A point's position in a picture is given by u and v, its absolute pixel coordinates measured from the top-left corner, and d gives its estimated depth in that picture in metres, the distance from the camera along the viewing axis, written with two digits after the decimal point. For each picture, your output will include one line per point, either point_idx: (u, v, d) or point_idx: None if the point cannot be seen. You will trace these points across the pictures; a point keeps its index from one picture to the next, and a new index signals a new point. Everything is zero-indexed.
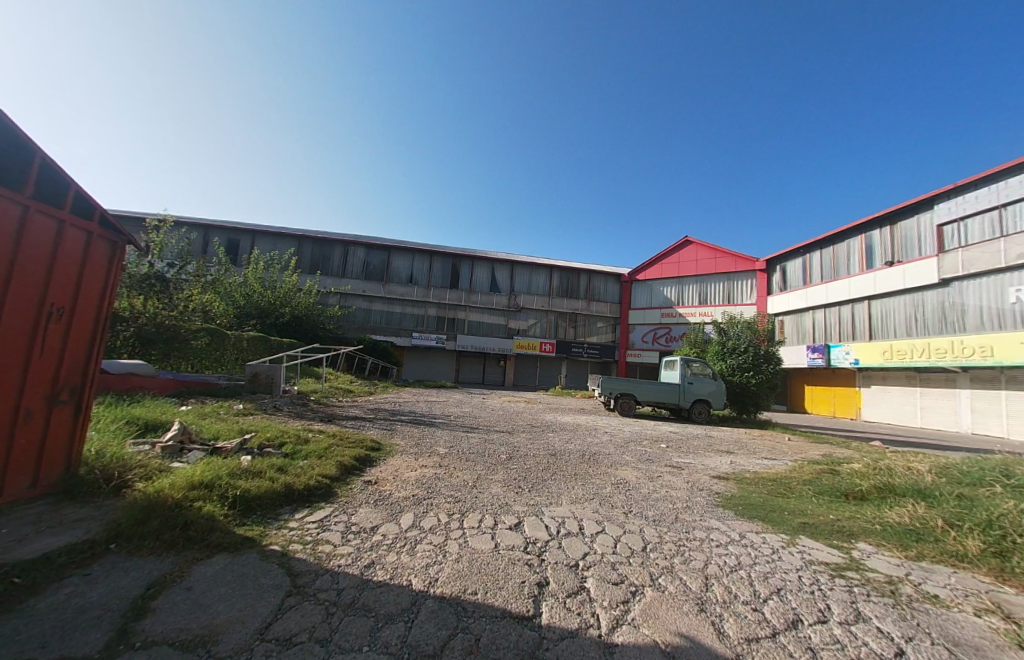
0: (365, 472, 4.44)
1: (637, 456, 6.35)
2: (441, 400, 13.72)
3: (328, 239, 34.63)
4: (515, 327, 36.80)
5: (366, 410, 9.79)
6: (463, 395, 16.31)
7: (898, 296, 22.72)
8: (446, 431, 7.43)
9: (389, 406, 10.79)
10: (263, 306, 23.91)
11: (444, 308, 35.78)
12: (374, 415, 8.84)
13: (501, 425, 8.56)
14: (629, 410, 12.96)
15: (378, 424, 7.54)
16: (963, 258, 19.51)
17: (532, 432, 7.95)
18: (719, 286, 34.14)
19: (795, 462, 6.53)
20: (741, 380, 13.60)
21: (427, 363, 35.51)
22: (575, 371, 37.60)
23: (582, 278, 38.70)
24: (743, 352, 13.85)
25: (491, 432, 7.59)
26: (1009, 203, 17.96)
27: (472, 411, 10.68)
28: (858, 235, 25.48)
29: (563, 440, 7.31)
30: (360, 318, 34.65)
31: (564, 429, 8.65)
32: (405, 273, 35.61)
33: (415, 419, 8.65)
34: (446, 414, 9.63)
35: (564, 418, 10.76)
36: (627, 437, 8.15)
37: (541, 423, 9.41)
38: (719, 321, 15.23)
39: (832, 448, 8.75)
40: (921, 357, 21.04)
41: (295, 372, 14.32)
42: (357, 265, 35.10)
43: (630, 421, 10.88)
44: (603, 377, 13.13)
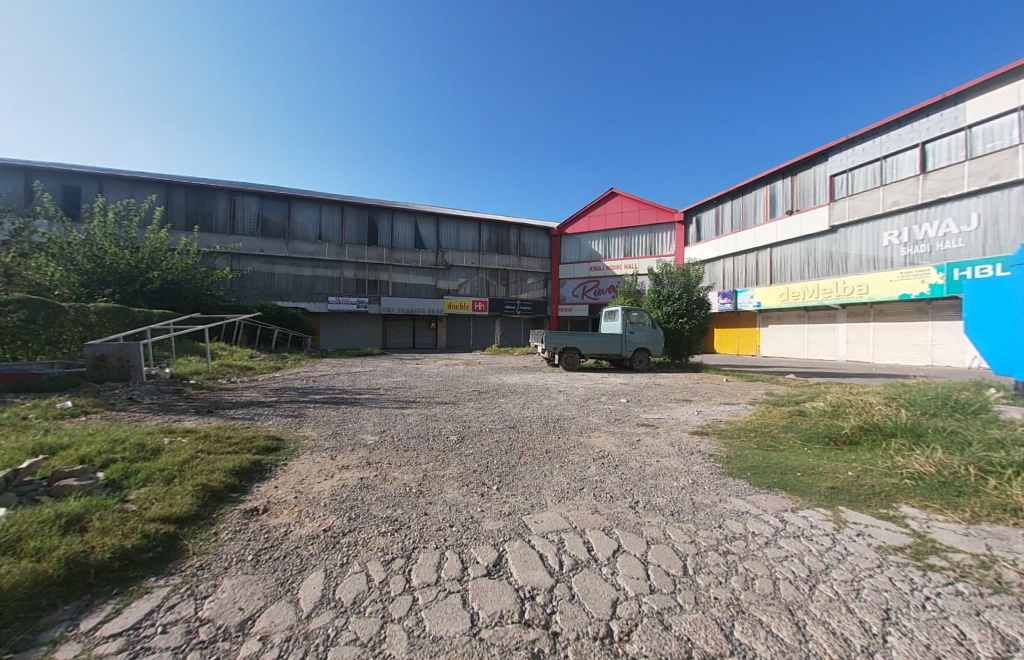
0: (249, 496, 2.91)
1: (603, 417, 5.60)
2: (366, 370, 11.87)
3: (207, 186, 28.19)
4: (445, 285, 34.60)
5: (265, 392, 7.77)
6: (392, 363, 14.54)
7: (795, 243, 25.22)
8: (373, 410, 5.94)
9: (298, 384, 8.81)
10: (122, 270, 18.68)
11: (364, 268, 32.11)
12: (276, 398, 6.94)
13: (440, 395, 7.27)
14: (574, 364, 12.40)
15: (280, 412, 5.79)
16: (850, 206, 21.95)
17: (478, 400, 6.81)
18: (643, 238, 35.18)
19: (755, 405, 6.33)
20: (676, 326, 13.80)
21: (349, 330, 32.16)
22: (509, 328, 37.14)
23: (512, 231, 37.18)
24: (677, 299, 13.98)
25: (430, 405, 6.31)
26: (889, 155, 20.34)
27: (405, 381, 9.19)
28: (765, 185, 27.39)
29: (517, 406, 6.30)
30: (262, 283, 29.59)
31: (513, 392, 7.68)
32: (313, 228, 30.87)
33: (332, 397, 6.97)
34: (372, 388, 8.03)
35: (510, 378, 9.82)
36: (582, 394, 7.44)
37: (486, 387, 8.34)
38: (653, 270, 15.15)
39: (770, 386, 9.05)
40: (811, 297, 23.92)
41: (168, 350, 11.25)
42: (250, 218, 29.38)
43: (577, 375, 10.35)
44: (546, 332, 12.34)
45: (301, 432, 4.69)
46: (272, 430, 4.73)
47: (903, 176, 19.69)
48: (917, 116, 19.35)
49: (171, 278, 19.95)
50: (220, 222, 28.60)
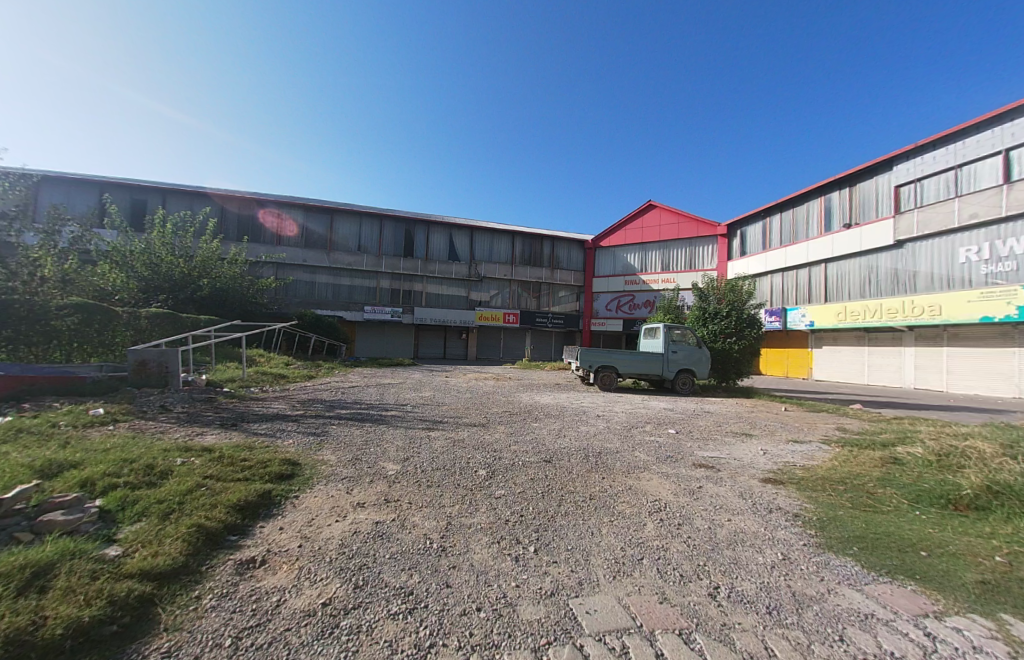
0: (249, 542, 2.52)
1: (652, 451, 4.93)
2: (395, 382, 11.69)
3: (257, 200, 29.86)
4: (476, 297, 34.60)
5: (293, 403, 7.65)
6: (421, 375, 14.35)
7: (854, 258, 23.21)
8: (398, 431, 5.56)
9: (327, 395, 8.66)
10: (176, 278, 19.81)
11: (399, 279, 32.73)
12: (303, 412, 6.77)
13: (469, 415, 6.81)
14: (610, 385, 11.76)
15: (302, 428, 5.53)
16: (918, 219, 19.93)
17: (509, 423, 6.31)
18: (682, 251, 33.80)
19: (831, 446, 5.41)
20: (723, 346, 12.75)
21: (382, 339, 32.72)
22: (539, 342, 36.54)
23: (545, 244, 36.87)
24: (725, 317, 12.95)
25: (458, 427, 5.86)
26: (965, 164, 18.32)
27: (433, 396, 8.84)
28: (818, 196, 25.59)
29: (552, 432, 5.75)
30: (303, 291, 30.74)
31: (547, 414, 7.12)
32: (352, 240, 31.91)
33: (360, 413, 6.69)
34: (399, 403, 7.72)
35: (543, 398, 9.25)
36: (624, 421, 6.75)
37: (518, 407, 7.84)
38: (698, 285, 14.19)
39: (839, 419, 7.93)
40: (873, 317, 21.80)
41: (208, 355, 11.56)
42: (295, 230, 30.77)
43: (614, 397, 9.64)
44: (581, 348, 11.73)
45: (321, 455, 4.35)
46: (289, 451, 4.42)
47: (982, 187, 17.62)
48: (999, 120, 17.40)
49: (221, 286, 21.06)
50: (268, 233, 30.12)
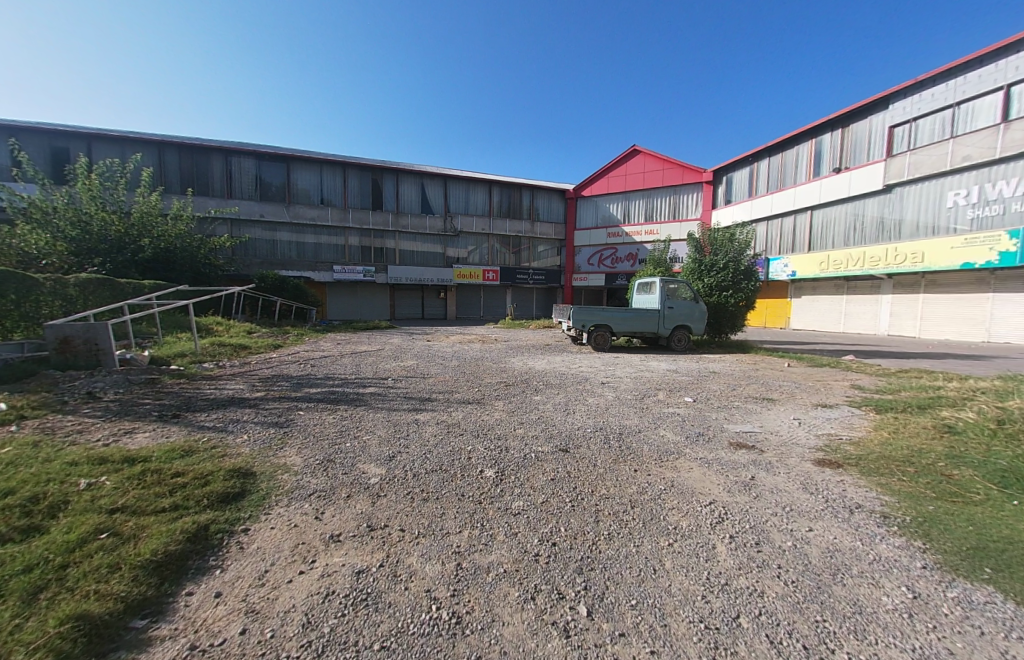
0: (164, 634, 1.64)
1: (679, 427, 4.31)
2: (373, 349, 10.68)
3: (199, 146, 26.17)
4: (454, 254, 32.77)
5: (254, 381, 6.60)
6: (401, 339, 13.33)
7: (841, 205, 22.80)
8: (381, 415, 4.70)
9: (295, 369, 7.62)
10: (112, 238, 17.28)
11: (370, 235, 30.40)
12: (266, 393, 5.78)
13: (461, 388, 6.00)
14: (604, 345, 11.03)
15: (263, 418, 4.60)
16: (910, 161, 19.40)
17: (509, 396, 5.55)
18: (666, 201, 32.60)
19: (864, 412, 4.98)
20: (719, 300, 12.26)
21: (356, 300, 30.94)
22: (522, 299, 35.68)
23: (524, 195, 34.75)
24: (721, 269, 12.34)
25: (451, 407, 5.05)
26: (964, 101, 17.47)
27: (417, 366, 7.95)
28: (809, 139, 24.55)
29: (560, 407, 5.03)
30: (264, 250, 28.14)
31: (547, 384, 6.40)
32: (314, 191, 28.94)
33: (334, 392, 5.77)
34: (380, 377, 6.81)
35: (538, 363, 8.53)
36: (632, 388, 6.12)
37: (513, 375, 7.07)
38: (694, 234, 13.39)
39: (849, 377, 7.61)
40: (855, 266, 21.86)
41: (153, 327, 10.09)
42: (248, 181, 27.51)
43: (613, 359, 9.04)
44: (575, 307, 10.91)
45: (282, 459, 3.45)
46: (242, 455, 3.49)
47: (978, 126, 16.99)
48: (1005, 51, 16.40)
49: (166, 245, 18.64)
50: (217, 185, 26.79)
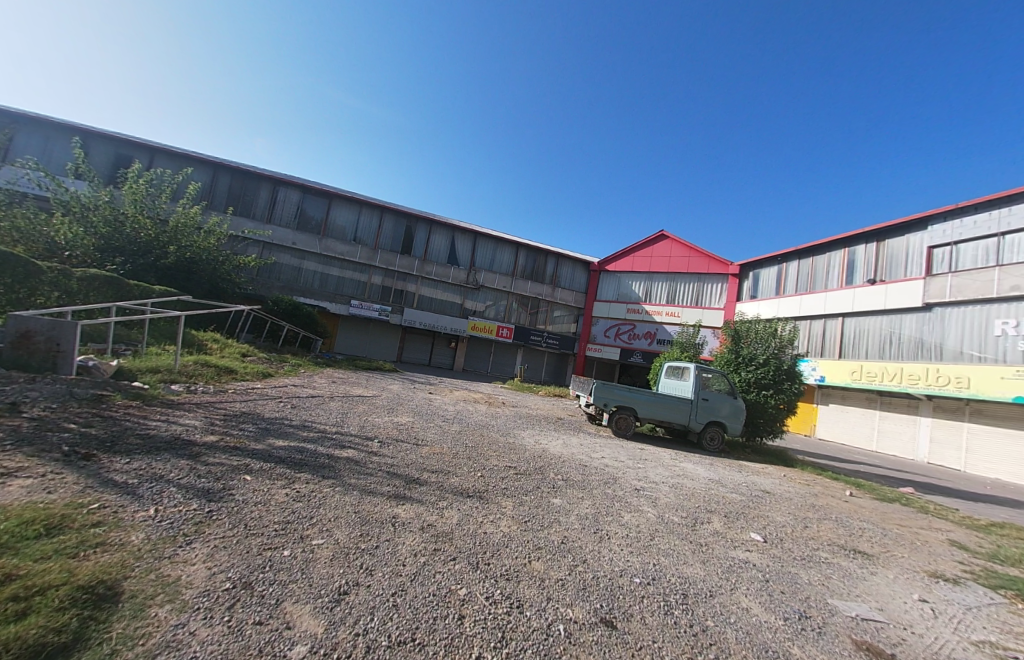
0: None
1: (763, 601, 2.94)
2: (367, 396, 9.54)
3: (253, 173, 27.62)
4: (472, 306, 32.57)
5: (214, 416, 5.45)
6: (400, 388, 12.20)
7: (875, 316, 22.13)
8: (347, 499, 3.46)
9: (271, 408, 6.48)
10: (139, 240, 16.90)
11: (393, 277, 30.64)
12: (220, 437, 4.62)
13: (459, 470, 4.73)
14: (627, 430, 9.69)
15: (196, 480, 3.41)
16: (952, 284, 18.97)
17: (519, 493, 4.26)
18: (690, 286, 32.57)
19: (1011, 601, 3.52)
20: (757, 398, 11.24)
21: (365, 337, 30.36)
22: (532, 361, 34.61)
23: (550, 261, 35.31)
24: (761, 365, 11.53)
25: (442, 501, 3.78)
26: (1008, 233, 17.36)
27: (412, 426, 6.74)
28: (841, 249, 24.68)
29: (586, 527, 3.70)
30: (287, 275, 28.30)
31: (566, 479, 5.08)
32: (348, 228, 29.80)
33: (302, 450, 4.59)
34: (363, 435, 5.59)
35: (552, 444, 7.22)
36: (676, 506, 4.80)
37: (523, 458, 5.77)
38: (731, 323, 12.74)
39: (941, 526, 6.09)
40: (891, 381, 20.59)
41: (140, 333, 9.24)
42: (289, 210, 28.57)
43: (639, 453, 7.69)
44: (599, 382, 9.79)
45: (174, 575, 2.21)
46: (116, 558, 2.26)
47: None
48: None
49: (192, 255, 18.05)
50: (258, 209, 27.79)
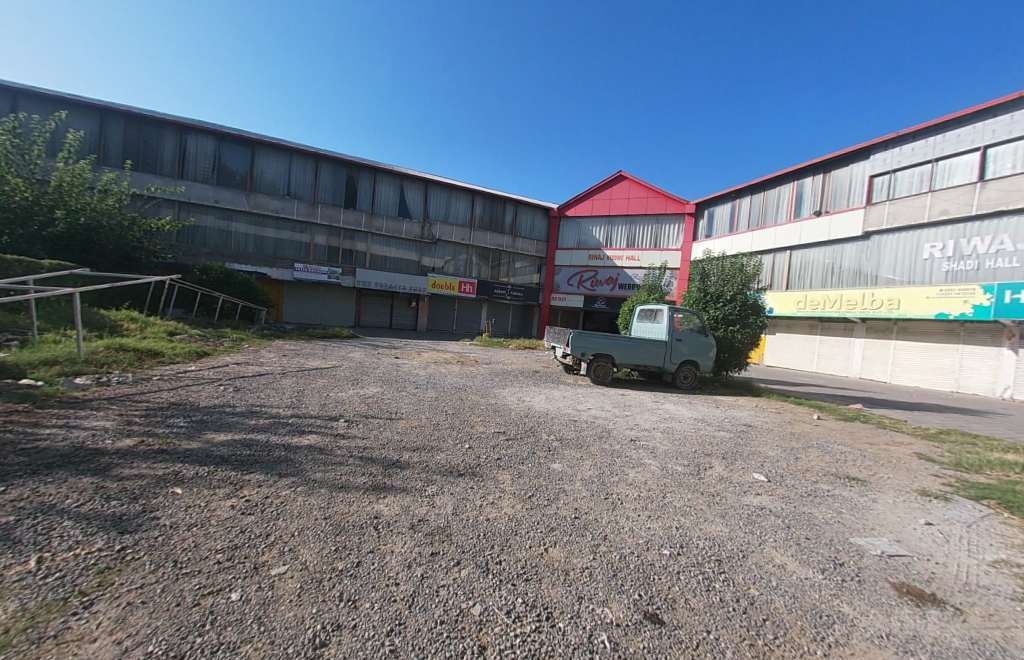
0: None
1: (794, 559, 2.75)
2: (326, 367, 8.60)
3: (150, 117, 23.06)
4: (430, 262, 30.85)
5: (132, 411, 4.43)
6: (362, 355, 11.24)
7: (820, 247, 23.25)
8: (313, 503, 2.80)
9: (208, 393, 5.47)
10: (10, 205, 13.50)
11: (339, 235, 27.98)
12: (138, 439, 3.68)
13: (443, 444, 4.17)
14: (605, 377, 9.53)
15: (104, 504, 2.57)
16: (889, 211, 19.99)
17: (514, 463, 3.80)
18: (649, 228, 32.53)
19: (996, 511, 3.70)
20: (725, 334, 11.49)
21: (317, 303, 28.09)
22: (498, 314, 34.05)
23: (508, 209, 33.69)
24: (728, 301, 11.65)
25: (430, 486, 3.22)
26: (942, 158, 18.22)
27: (381, 398, 6.02)
28: (790, 182, 25.22)
29: (596, 494, 3.34)
30: (214, 240, 24.89)
31: (560, 438, 4.69)
32: (280, 182, 26.29)
33: (250, 443, 3.79)
34: (325, 415, 4.83)
35: (536, 400, 6.83)
36: (676, 454, 4.64)
37: (510, 420, 5.32)
38: (697, 261, 12.67)
39: (902, 440, 6.56)
40: (833, 308, 22.15)
41: (26, 317, 7.50)
42: (204, 162, 24.52)
43: (623, 400, 7.53)
44: (576, 331, 9.42)
45: None
46: None
47: (955, 183, 17.67)
48: (984, 115, 17.09)
49: (87, 221, 14.52)
50: (165, 162, 23.56)
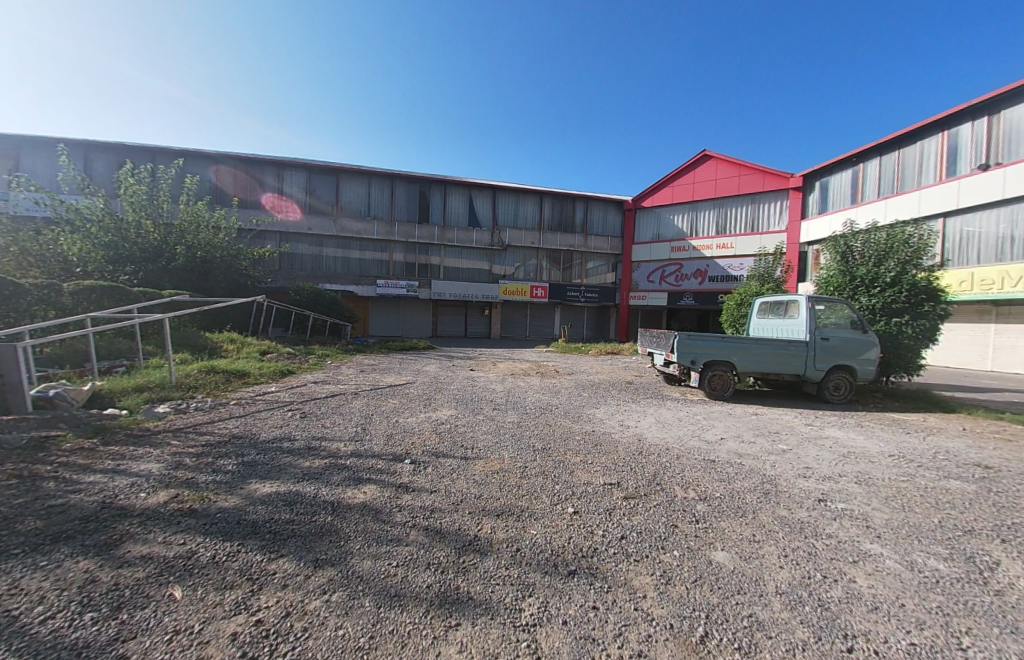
0: None
1: None
2: (400, 385, 8.02)
3: (255, 160, 26.16)
4: (500, 269, 30.48)
5: (188, 449, 3.95)
6: (437, 369, 10.69)
7: (990, 210, 17.68)
8: (346, 642, 1.69)
9: (273, 421, 4.98)
10: (148, 247, 15.75)
11: (413, 250, 28.92)
12: (175, 493, 3.04)
13: (537, 507, 2.93)
14: (725, 391, 7.62)
15: (62, 626, 1.75)
16: None
17: (652, 554, 2.40)
18: (742, 211, 28.44)
19: None
20: (887, 328, 8.81)
21: (396, 316, 29.28)
22: (571, 318, 32.41)
23: (578, 206, 32.03)
24: (889, 285, 8.91)
25: (528, 605, 1.93)
26: None
27: (454, 425, 5.04)
28: (938, 133, 19.66)
29: (826, 640, 1.78)
30: (308, 264, 27.25)
31: (706, 497, 3.17)
32: (360, 204, 28.00)
33: (294, 500, 2.94)
34: (389, 453, 3.91)
35: (644, 426, 5.31)
36: (910, 531, 2.83)
37: (623, 460, 3.91)
38: (839, 236, 9.93)
39: None
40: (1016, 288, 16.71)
41: (137, 343, 8.09)
42: (298, 193, 27.00)
43: (761, 425, 5.65)
44: (681, 334, 7.63)
45: None
46: None
47: None
48: None
49: (203, 255, 16.56)
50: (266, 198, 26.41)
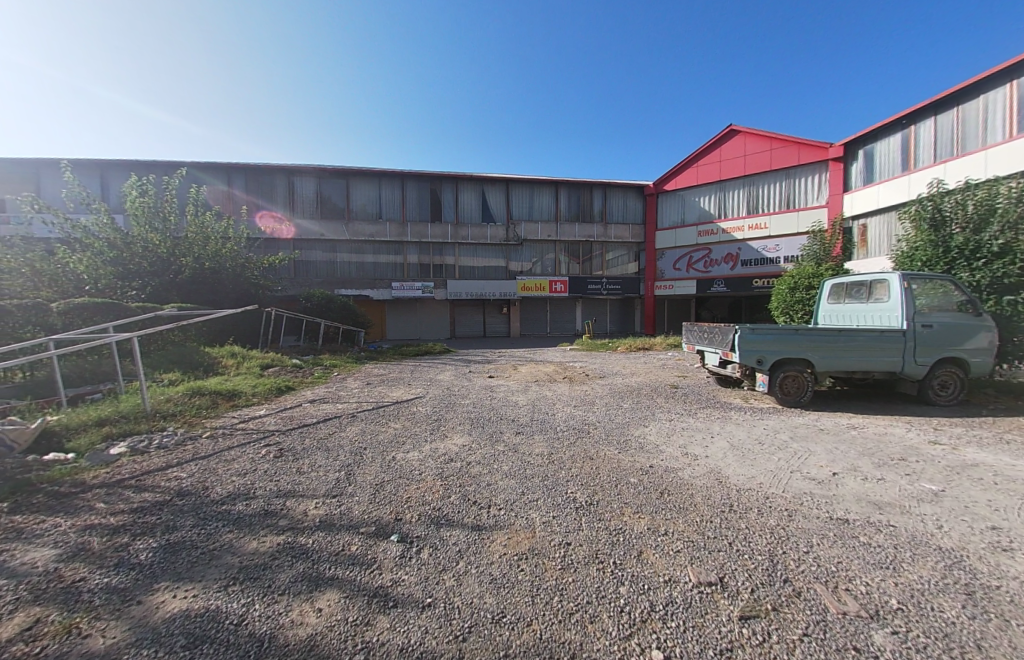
0: None
1: None
2: (407, 401, 6.94)
3: (265, 168, 25.88)
4: (517, 265, 29.25)
5: (107, 520, 2.90)
6: (451, 377, 9.63)
7: None
8: None
9: (239, 466, 3.93)
10: (153, 261, 15.27)
11: (427, 250, 28.05)
12: (33, 619, 1.91)
13: (599, 652, 1.68)
14: (800, 395, 6.19)
15: None
16: None
17: None
18: (776, 188, 26.14)
19: None
20: (998, 308, 7.12)
21: (413, 319, 28.57)
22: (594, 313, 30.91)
23: (596, 195, 30.39)
24: (998, 255, 7.16)
25: None
26: None
27: (466, 464, 3.87)
28: (1009, 82, 16.65)
29: None
30: (323, 270, 26.85)
31: (885, 618, 1.87)
32: (371, 206, 27.34)
33: (200, 639, 1.78)
34: (372, 522, 2.76)
35: (718, 455, 3.99)
36: None
37: (714, 529, 2.63)
38: (923, 200, 8.19)
39: None
40: None
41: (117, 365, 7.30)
42: (309, 199, 26.59)
43: (873, 447, 4.25)
44: (743, 327, 6.19)
45: None
46: None
47: None
48: None
49: (209, 266, 16.05)
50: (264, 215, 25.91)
